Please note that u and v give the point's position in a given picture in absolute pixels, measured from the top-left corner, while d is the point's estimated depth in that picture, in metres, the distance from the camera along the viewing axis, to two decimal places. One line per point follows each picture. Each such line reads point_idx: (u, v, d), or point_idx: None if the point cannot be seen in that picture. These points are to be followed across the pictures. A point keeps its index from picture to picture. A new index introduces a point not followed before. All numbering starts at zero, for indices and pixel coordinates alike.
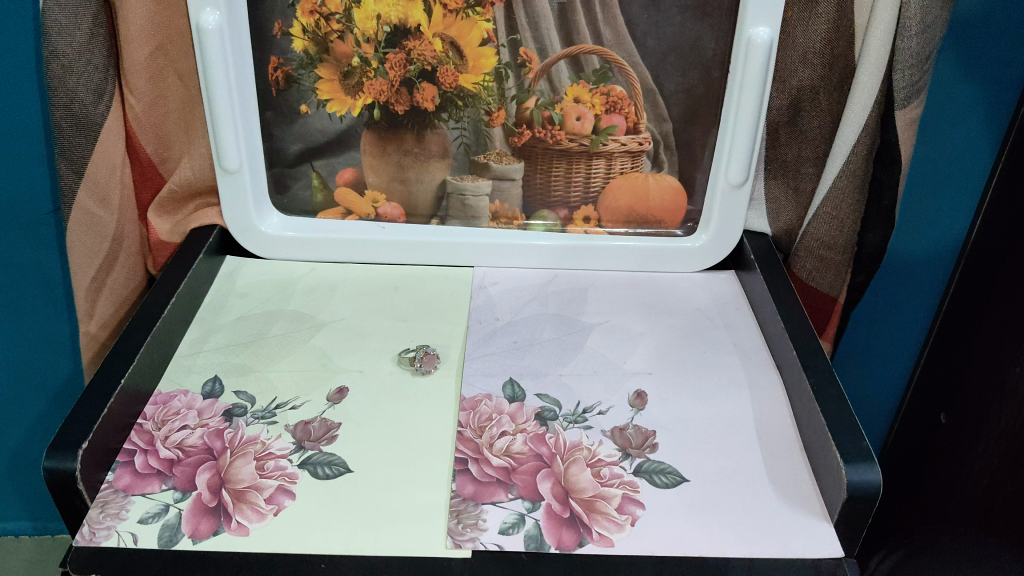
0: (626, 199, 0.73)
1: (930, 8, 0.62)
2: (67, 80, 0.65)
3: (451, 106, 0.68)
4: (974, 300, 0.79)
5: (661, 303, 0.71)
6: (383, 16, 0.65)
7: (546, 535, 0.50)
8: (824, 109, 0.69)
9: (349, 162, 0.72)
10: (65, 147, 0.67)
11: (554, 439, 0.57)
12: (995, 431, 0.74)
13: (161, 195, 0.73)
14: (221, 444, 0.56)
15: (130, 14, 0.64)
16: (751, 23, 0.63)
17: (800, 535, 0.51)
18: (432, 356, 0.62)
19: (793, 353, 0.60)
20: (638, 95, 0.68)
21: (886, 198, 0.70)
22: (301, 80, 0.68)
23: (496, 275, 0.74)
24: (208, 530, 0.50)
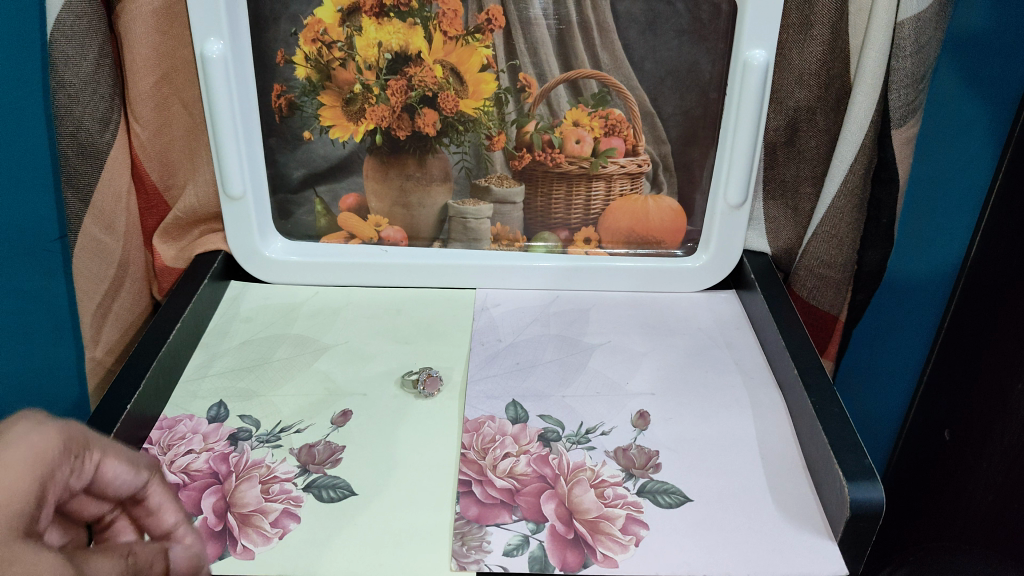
0: (626, 220, 0.73)
1: (923, 28, 0.63)
2: (74, 109, 0.66)
3: (451, 130, 0.69)
4: (975, 317, 0.79)
5: (663, 324, 0.72)
6: (384, 43, 0.66)
7: (551, 557, 0.50)
8: (821, 129, 0.70)
9: (352, 187, 0.72)
10: (73, 176, 0.68)
11: (558, 460, 0.57)
12: (1000, 447, 0.73)
13: (166, 221, 0.74)
14: (227, 467, 0.57)
15: (135, 44, 0.65)
16: (746, 47, 0.64)
17: (804, 553, 0.51)
18: (435, 379, 0.63)
19: (794, 371, 0.60)
20: (637, 119, 0.69)
21: (884, 217, 0.71)
22: (304, 107, 0.69)
23: (498, 297, 0.75)
24: (214, 554, 0.51)
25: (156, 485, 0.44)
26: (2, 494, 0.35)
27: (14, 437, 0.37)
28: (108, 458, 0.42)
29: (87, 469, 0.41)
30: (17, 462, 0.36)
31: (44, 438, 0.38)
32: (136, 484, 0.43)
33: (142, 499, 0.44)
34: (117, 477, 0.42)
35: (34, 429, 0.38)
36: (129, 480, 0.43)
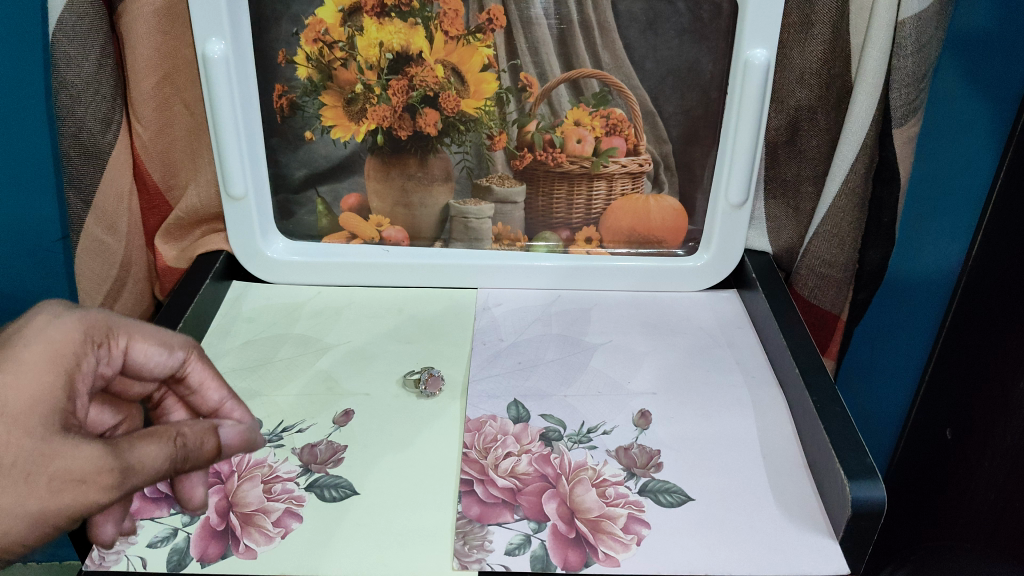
0: (627, 219, 0.73)
1: (924, 27, 0.63)
2: (76, 110, 0.66)
3: (452, 130, 0.69)
4: (976, 316, 0.79)
5: (664, 323, 0.72)
6: (385, 43, 0.66)
7: (552, 556, 0.50)
8: (823, 128, 0.70)
9: (353, 187, 0.72)
10: (74, 177, 0.69)
11: (559, 460, 0.57)
12: (1001, 448, 0.74)
13: (168, 222, 0.74)
14: (229, 467, 0.57)
15: (137, 44, 0.65)
16: (747, 46, 0.64)
17: (806, 552, 0.51)
18: (437, 378, 0.63)
19: (795, 370, 0.60)
20: (638, 119, 0.69)
21: (885, 216, 0.71)
22: (305, 107, 0.69)
23: (499, 296, 0.75)
24: (216, 553, 0.51)
25: (193, 363, 0.52)
26: (33, 396, 0.42)
27: (33, 336, 0.44)
28: (136, 342, 0.49)
29: (116, 353, 0.48)
30: (40, 362, 0.43)
31: (57, 334, 0.45)
32: (175, 362, 0.51)
33: (184, 376, 0.52)
34: (151, 359, 0.50)
35: (48, 325, 0.45)
36: (164, 360, 0.50)
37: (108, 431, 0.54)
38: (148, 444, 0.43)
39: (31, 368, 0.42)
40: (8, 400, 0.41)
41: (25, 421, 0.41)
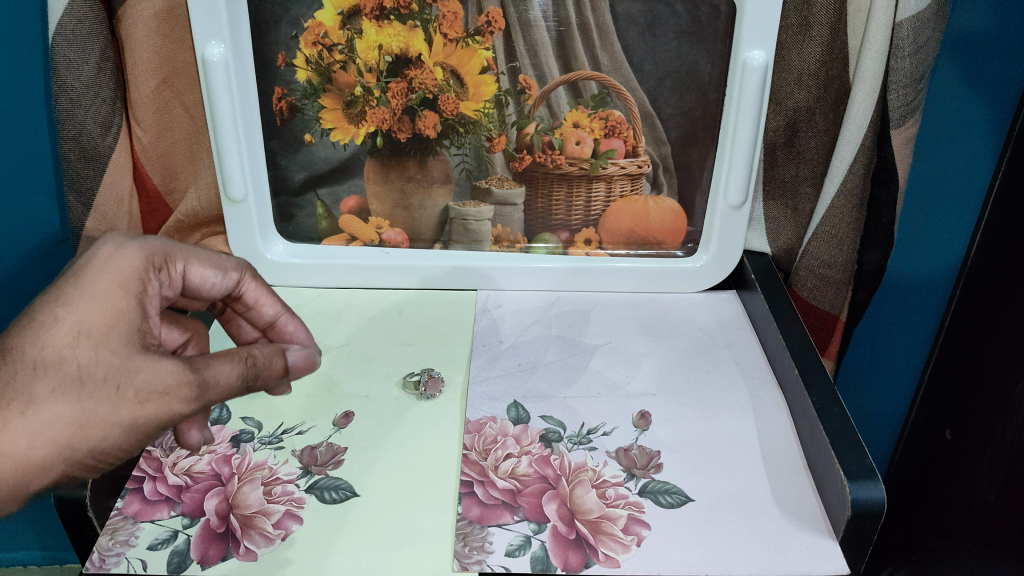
0: (627, 221, 0.73)
1: (922, 29, 0.63)
2: (76, 114, 0.66)
3: (451, 132, 0.69)
4: (976, 316, 0.79)
5: (664, 324, 0.72)
6: (385, 46, 0.66)
7: (552, 557, 0.50)
8: (821, 130, 0.70)
9: (353, 189, 0.72)
10: (75, 180, 0.69)
11: (559, 461, 0.57)
12: (1000, 448, 0.74)
13: (168, 225, 0.74)
14: (229, 469, 0.57)
15: (136, 47, 0.66)
16: (745, 48, 0.64)
17: (804, 552, 0.51)
18: (437, 380, 0.63)
19: (795, 371, 0.60)
20: (637, 120, 0.69)
21: (884, 217, 0.71)
22: (304, 110, 0.69)
23: (499, 298, 0.75)
24: (217, 555, 0.51)
25: (246, 283, 0.58)
26: (112, 319, 0.47)
27: (104, 266, 0.48)
28: (192, 266, 0.55)
29: (177, 276, 0.53)
30: (113, 288, 0.48)
31: (125, 263, 0.49)
32: (230, 282, 0.57)
33: (240, 294, 0.59)
34: (208, 280, 0.56)
35: (116, 255, 0.49)
36: (220, 280, 0.56)
37: (179, 348, 0.60)
38: (222, 362, 0.48)
39: (109, 294, 0.47)
40: (93, 324, 0.46)
41: (108, 342, 0.46)
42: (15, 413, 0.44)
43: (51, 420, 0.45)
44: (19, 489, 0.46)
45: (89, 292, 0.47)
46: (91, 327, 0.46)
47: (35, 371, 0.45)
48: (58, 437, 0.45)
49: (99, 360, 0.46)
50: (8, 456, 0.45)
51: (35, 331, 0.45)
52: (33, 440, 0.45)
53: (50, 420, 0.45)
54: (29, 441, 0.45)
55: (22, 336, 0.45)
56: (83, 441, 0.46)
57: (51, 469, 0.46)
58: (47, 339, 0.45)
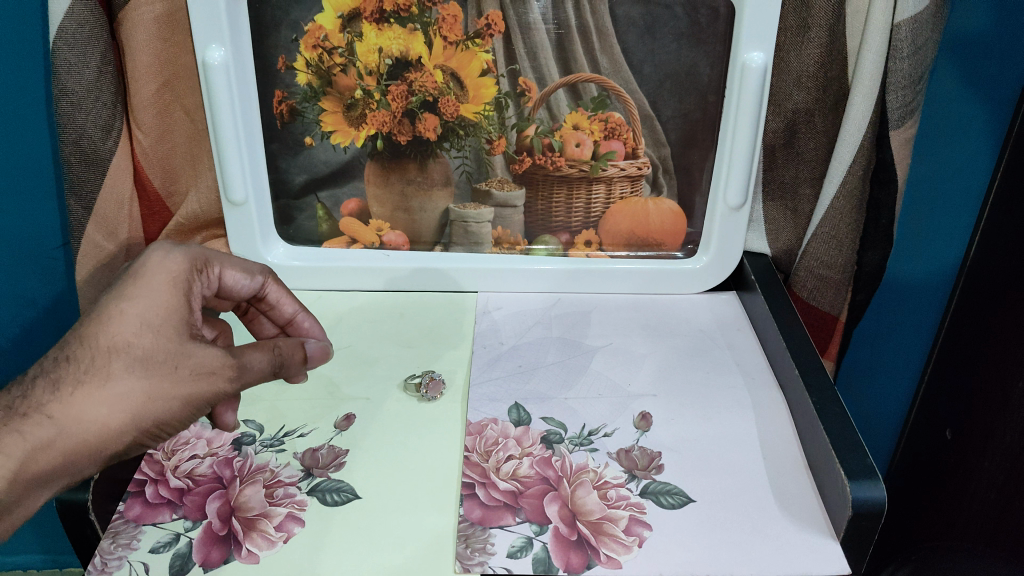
0: (626, 222, 0.73)
1: (920, 30, 0.63)
2: (77, 117, 0.66)
3: (452, 135, 0.69)
4: (975, 316, 0.79)
5: (664, 325, 0.72)
6: (385, 49, 0.66)
7: (553, 558, 0.50)
8: (820, 131, 0.70)
9: (354, 192, 0.73)
10: (76, 183, 0.69)
11: (561, 462, 0.57)
12: (1001, 447, 0.74)
13: (169, 230, 0.75)
14: (231, 472, 0.57)
15: (137, 51, 0.66)
16: (744, 49, 0.64)
17: (806, 553, 0.51)
18: (438, 382, 0.63)
19: (796, 372, 0.60)
20: (636, 122, 0.69)
21: (883, 217, 0.72)
22: (305, 113, 0.69)
23: (500, 300, 0.75)
24: (219, 558, 0.51)
25: (271, 287, 0.62)
26: (165, 312, 0.51)
27: (154, 267, 0.52)
28: (227, 271, 0.58)
29: (213, 280, 0.57)
30: (163, 286, 0.52)
31: (173, 263, 0.53)
32: (257, 287, 0.61)
33: (264, 296, 0.62)
34: (239, 283, 0.59)
35: (165, 257, 0.53)
36: (248, 284, 0.60)
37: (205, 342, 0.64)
38: (258, 351, 0.53)
39: (162, 290, 0.51)
40: (151, 315, 0.50)
41: (165, 329, 0.50)
42: (95, 385, 0.48)
43: (121, 396, 0.49)
44: (98, 455, 0.49)
45: (146, 287, 0.51)
46: (148, 318, 0.50)
47: (103, 357, 0.49)
48: (128, 410, 0.49)
49: (158, 347, 0.50)
50: (87, 423, 0.48)
51: (98, 325, 0.49)
52: (109, 411, 0.48)
53: (120, 395, 0.49)
54: (109, 410, 0.48)
55: (88, 327, 0.49)
56: (149, 414, 0.50)
57: (121, 441, 0.50)
58: (110, 329, 0.49)
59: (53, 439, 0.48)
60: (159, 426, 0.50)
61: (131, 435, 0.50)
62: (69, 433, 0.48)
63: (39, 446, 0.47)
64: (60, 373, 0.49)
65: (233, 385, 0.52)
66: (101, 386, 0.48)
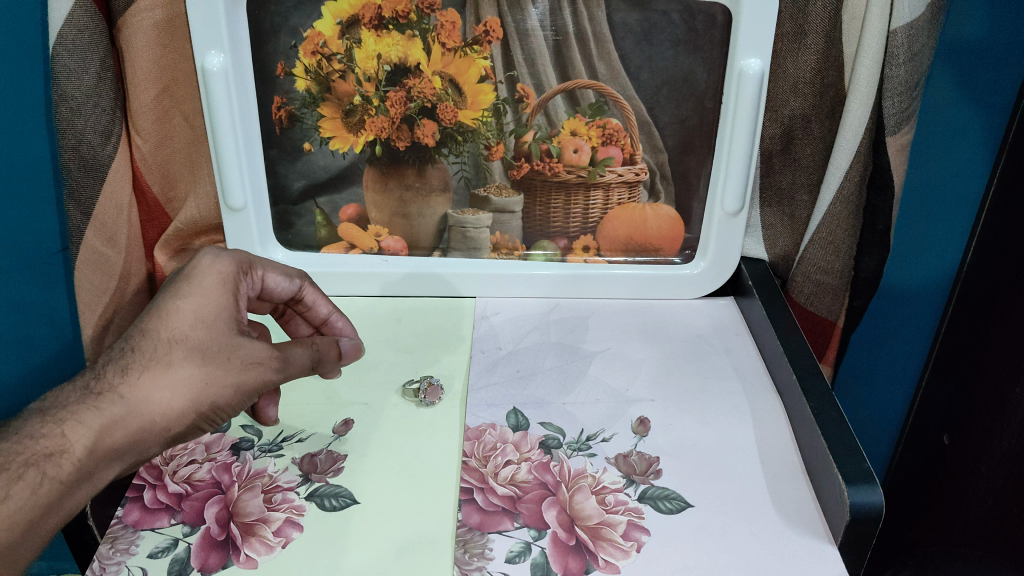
0: (624, 228, 0.74)
1: (916, 37, 0.63)
2: (76, 122, 0.66)
3: (450, 141, 0.70)
4: (972, 322, 0.80)
5: (662, 330, 0.72)
6: (383, 55, 0.67)
7: (552, 563, 0.51)
8: (816, 137, 0.71)
9: (352, 198, 0.73)
10: (75, 189, 0.69)
11: (559, 467, 0.57)
12: (999, 452, 0.74)
13: (168, 234, 0.75)
14: (229, 477, 0.57)
15: (136, 56, 0.66)
16: (741, 56, 0.65)
17: (804, 558, 0.51)
18: (436, 388, 0.64)
19: (793, 377, 0.61)
20: (634, 128, 0.69)
21: (880, 223, 0.72)
22: (304, 119, 0.70)
23: (498, 305, 0.76)
24: (217, 563, 0.51)
25: (308, 288, 0.63)
26: (216, 308, 0.54)
27: (204, 270, 0.56)
28: (269, 273, 0.61)
29: (256, 282, 0.60)
30: (214, 286, 0.55)
31: (221, 264, 0.57)
32: (294, 288, 0.62)
33: (300, 298, 0.64)
34: (279, 285, 0.61)
35: (214, 259, 0.56)
36: (286, 286, 0.62)
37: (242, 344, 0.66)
38: (299, 346, 0.57)
39: (213, 288, 0.55)
40: (205, 311, 0.54)
41: (217, 325, 0.54)
42: (159, 370, 0.51)
43: (180, 382, 0.52)
44: (159, 437, 0.52)
45: (199, 285, 0.55)
46: (201, 313, 0.54)
47: (163, 347, 0.52)
48: (187, 395, 0.52)
49: (211, 339, 0.53)
50: (152, 404, 0.51)
51: (155, 319, 0.53)
52: (171, 395, 0.51)
53: (180, 380, 0.52)
54: (171, 392, 0.51)
55: (146, 320, 0.53)
56: (207, 400, 0.53)
57: (181, 424, 0.52)
58: (167, 322, 0.52)
59: (123, 417, 0.50)
60: (216, 411, 0.54)
61: (190, 419, 0.52)
62: (138, 412, 0.50)
63: (108, 425, 0.49)
64: (127, 359, 0.51)
65: (279, 374, 0.55)
66: (163, 372, 0.51)
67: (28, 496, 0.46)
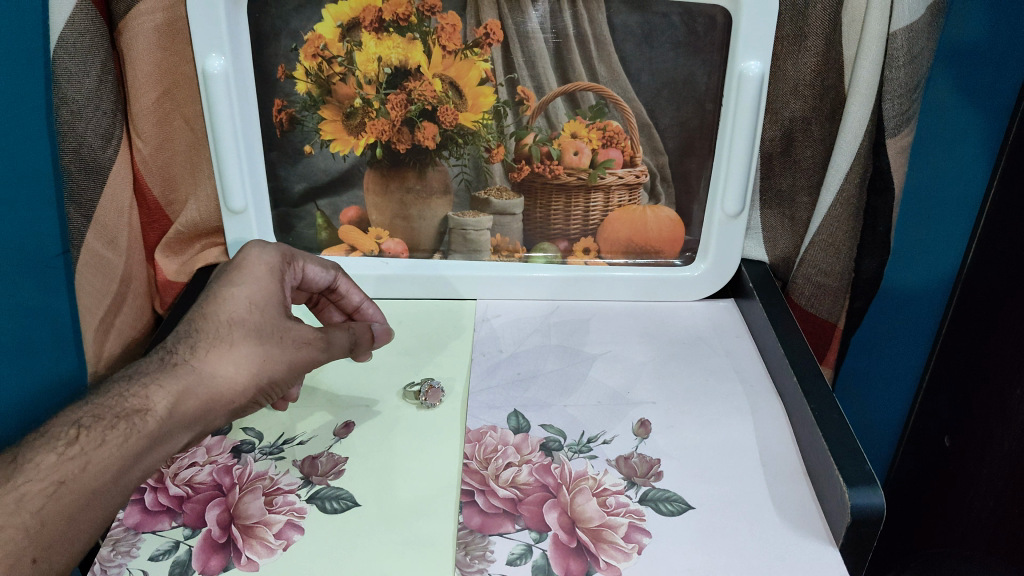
0: (625, 230, 0.74)
1: (916, 39, 0.63)
2: (77, 126, 0.66)
3: (451, 143, 0.70)
4: (973, 325, 0.79)
5: (662, 332, 0.72)
6: (384, 58, 0.67)
7: (553, 565, 0.51)
8: (816, 139, 0.71)
9: (352, 200, 0.73)
10: (74, 192, 0.68)
11: (560, 469, 0.57)
12: (999, 454, 0.74)
13: (169, 237, 0.75)
14: (230, 480, 0.57)
15: (137, 60, 0.66)
16: (741, 58, 0.65)
17: (805, 560, 0.51)
18: (437, 390, 0.63)
19: (794, 379, 0.61)
20: (634, 130, 0.69)
21: (881, 225, 0.72)
22: (304, 121, 0.70)
23: (498, 308, 0.76)
24: (219, 565, 0.51)
25: (342, 279, 0.66)
26: (267, 295, 0.58)
27: (253, 260, 0.60)
28: (308, 265, 0.64)
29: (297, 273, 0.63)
30: (263, 275, 0.59)
31: (268, 256, 0.60)
32: (329, 279, 0.65)
33: (334, 288, 0.66)
34: (316, 276, 0.64)
35: (262, 250, 0.60)
36: (323, 276, 0.65)
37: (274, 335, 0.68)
38: (338, 329, 0.61)
39: (263, 276, 0.59)
40: (258, 297, 0.57)
41: (269, 310, 0.57)
42: (224, 347, 0.55)
43: (242, 358, 0.55)
44: (225, 409, 0.54)
45: (250, 273, 0.58)
46: (254, 298, 0.57)
47: (224, 328, 0.55)
48: (249, 370, 0.55)
49: (265, 321, 0.57)
50: (218, 377, 0.54)
51: (212, 304, 0.56)
52: (235, 369, 0.54)
53: (243, 357, 0.55)
54: (236, 367, 0.55)
55: (205, 305, 0.56)
56: (267, 374, 0.56)
57: (244, 396, 0.55)
58: (224, 306, 0.56)
59: (194, 386, 0.53)
60: (274, 385, 0.57)
61: (251, 394, 0.56)
62: (207, 382, 0.53)
63: (179, 394, 0.52)
64: (194, 338, 0.54)
65: (325, 354, 0.60)
66: (227, 349, 0.55)
67: (118, 445, 0.48)
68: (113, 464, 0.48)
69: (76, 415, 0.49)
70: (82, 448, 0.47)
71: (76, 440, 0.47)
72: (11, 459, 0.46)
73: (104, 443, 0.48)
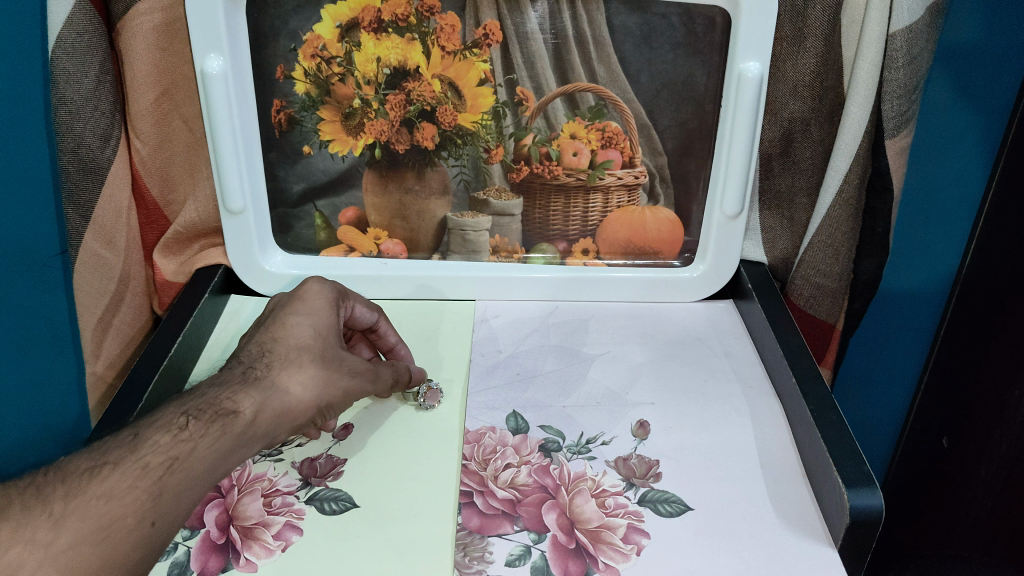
0: (623, 231, 0.74)
1: (916, 41, 0.64)
2: (75, 126, 0.66)
3: (450, 144, 0.70)
4: (973, 327, 0.79)
5: (662, 333, 0.72)
6: (382, 58, 0.67)
7: (552, 566, 0.51)
8: (815, 140, 0.71)
9: (351, 201, 0.73)
10: (72, 192, 0.68)
11: (559, 470, 0.57)
12: (998, 455, 0.74)
13: (167, 237, 0.74)
14: (228, 481, 0.57)
15: (136, 60, 0.66)
16: (740, 59, 0.65)
17: (804, 561, 0.51)
18: (435, 391, 0.64)
19: (793, 380, 0.61)
20: (633, 131, 0.69)
21: (879, 226, 0.72)
22: (303, 122, 0.70)
23: (497, 309, 0.76)
24: (217, 567, 0.51)
25: (385, 322, 0.65)
26: (328, 325, 0.59)
27: (314, 294, 0.60)
28: (356, 307, 0.63)
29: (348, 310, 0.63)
30: (324, 308, 0.60)
31: (328, 289, 0.61)
32: (374, 320, 0.64)
33: (375, 328, 0.65)
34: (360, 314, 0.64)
35: (321, 285, 0.61)
36: (369, 316, 0.64)
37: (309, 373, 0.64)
38: (385, 364, 0.61)
39: (323, 308, 0.60)
40: (322, 327, 0.58)
41: (329, 340, 0.58)
42: (293, 367, 0.55)
43: (309, 380, 0.55)
44: (290, 427, 0.54)
45: (312, 305, 0.59)
46: (317, 327, 0.58)
47: (293, 352, 0.56)
48: (315, 391, 0.55)
49: (326, 348, 0.57)
50: (289, 395, 0.54)
51: (278, 329, 0.57)
52: (303, 390, 0.54)
53: (309, 378, 0.55)
54: (303, 387, 0.54)
55: (272, 330, 0.57)
56: (326, 398, 0.56)
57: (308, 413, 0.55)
58: (290, 332, 0.57)
59: (273, 399, 0.53)
60: (330, 409, 0.57)
61: (311, 416, 0.55)
62: (282, 399, 0.53)
63: (261, 405, 0.52)
64: (271, 355, 0.55)
65: (373, 387, 0.60)
66: (295, 369, 0.55)
67: (216, 438, 0.49)
68: (215, 455, 0.49)
69: (182, 405, 0.51)
70: (191, 434, 0.49)
71: (184, 428, 0.49)
72: (131, 436, 0.48)
73: (206, 433, 0.49)
